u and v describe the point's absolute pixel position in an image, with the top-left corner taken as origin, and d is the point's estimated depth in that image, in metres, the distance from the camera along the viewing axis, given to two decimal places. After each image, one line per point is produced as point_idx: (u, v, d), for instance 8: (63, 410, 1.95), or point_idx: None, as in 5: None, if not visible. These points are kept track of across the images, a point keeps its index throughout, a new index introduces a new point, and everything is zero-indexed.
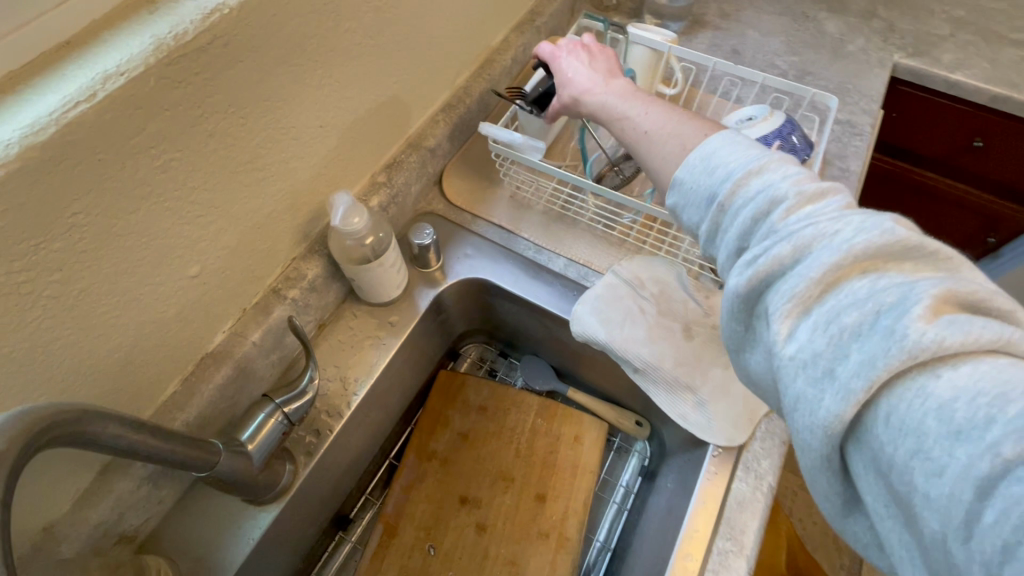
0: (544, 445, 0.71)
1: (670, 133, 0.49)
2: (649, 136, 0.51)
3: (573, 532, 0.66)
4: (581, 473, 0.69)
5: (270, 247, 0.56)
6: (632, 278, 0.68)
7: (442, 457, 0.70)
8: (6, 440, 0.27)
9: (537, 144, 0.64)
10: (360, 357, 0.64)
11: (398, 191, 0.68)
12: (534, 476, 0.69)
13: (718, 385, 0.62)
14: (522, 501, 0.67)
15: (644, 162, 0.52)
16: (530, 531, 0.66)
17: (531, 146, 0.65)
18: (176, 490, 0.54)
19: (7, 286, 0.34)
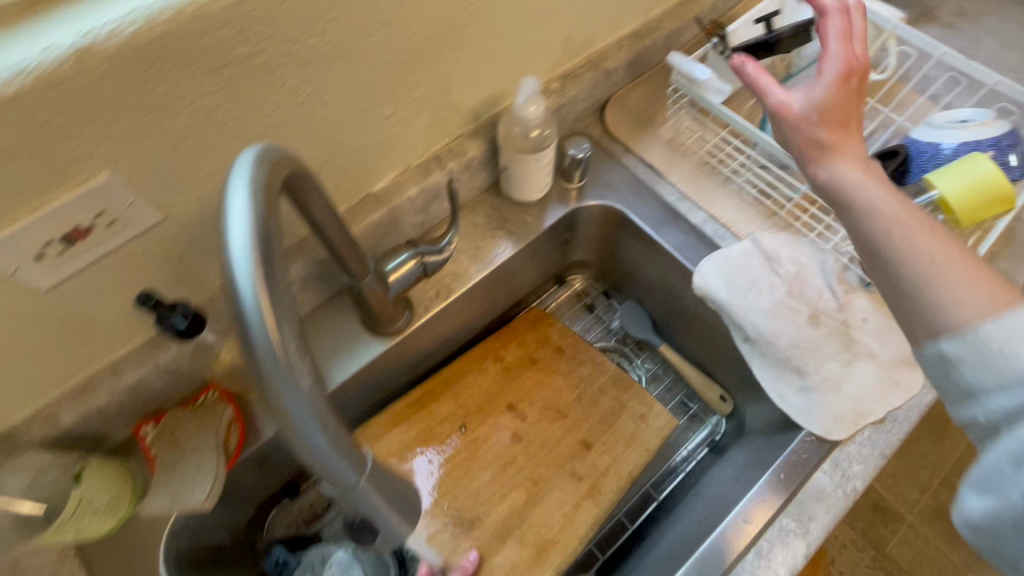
0: (607, 405, 0.71)
1: (951, 257, 0.40)
2: (923, 257, 0.40)
3: (605, 488, 0.66)
4: (634, 445, 0.68)
5: (447, 116, 0.60)
6: (771, 251, 0.65)
7: (508, 367, 0.72)
8: (279, 158, 0.32)
9: (722, 87, 0.61)
10: (488, 244, 0.68)
11: (566, 103, 0.69)
12: (588, 424, 0.69)
13: (830, 379, 0.59)
14: (567, 439, 0.68)
15: (902, 323, 0.41)
16: (563, 467, 0.67)
17: (715, 88, 0.62)
18: (315, 301, 0.62)
19: (268, 64, 0.41)
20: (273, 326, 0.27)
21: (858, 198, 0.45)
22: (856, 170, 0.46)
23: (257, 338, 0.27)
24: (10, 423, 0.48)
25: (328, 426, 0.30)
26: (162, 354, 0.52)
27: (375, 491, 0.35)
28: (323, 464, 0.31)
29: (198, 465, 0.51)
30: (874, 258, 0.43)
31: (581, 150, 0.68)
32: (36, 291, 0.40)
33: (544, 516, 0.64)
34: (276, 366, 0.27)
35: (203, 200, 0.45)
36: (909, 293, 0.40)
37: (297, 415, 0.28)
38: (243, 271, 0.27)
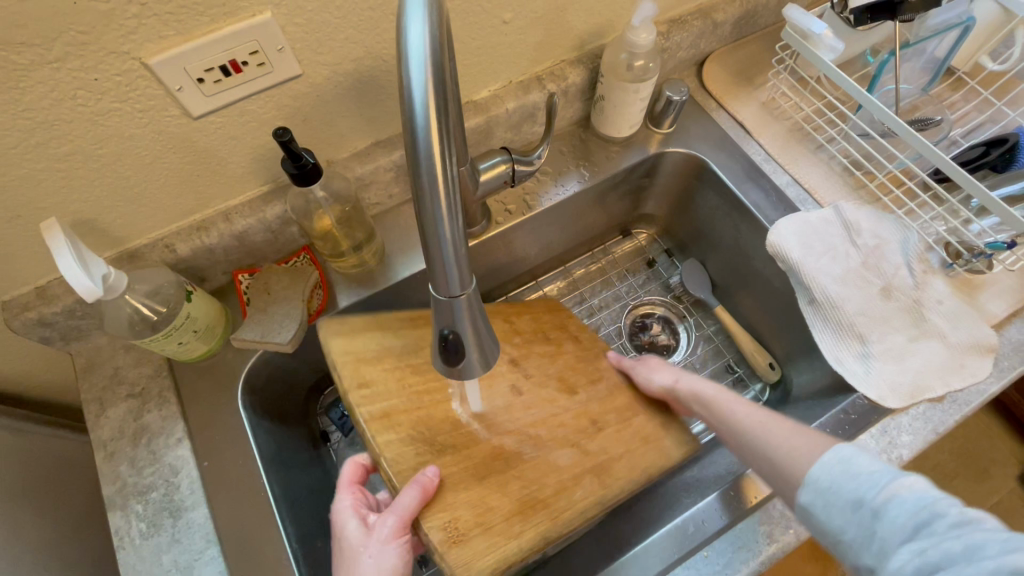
0: (623, 407, 0.60)
1: (770, 431, 0.48)
2: (754, 421, 0.50)
3: (620, 475, 0.53)
4: (649, 445, 0.57)
5: (555, 37, 0.62)
6: (852, 221, 0.64)
7: (519, 330, 0.61)
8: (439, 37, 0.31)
9: (837, 45, 0.61)
10: (565, 172, 0.72)
11: (670, 47, 0.70)
12: (599, 407, 0.58)
13: (893, 350, 0.59)
14: (573, 412, 0.57)
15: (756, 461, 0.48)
16: (563, 436, 0.54)
17: (829, 46, 0.62)
18: (402, 194, 0.66)
19: None
20: (434, 114, 0.27)
21: (725, 418, 0.52)
22: (710, 386, 0.55)
23: (416, 119, 0.27)
24: (138, 243, 0.54)
25: (455, 228, 0.29)
26: (270, 209, 0.57)
27: (469, 319, 0.34)
28: (437, 267, 0.31)
29: (285, 312, 0.56)
30: (744, 451, 0.49)
31: (678, 94, 0.68)
32: (188, 116, 0.46)
33: (537, 471, 0.51)
34: (430, 153, 0.27)
35: (336, 65, 0.50)
36: (773, 464, 0.46)
37: (432, 206, 0.28)
38: (418, 54, 0.27)
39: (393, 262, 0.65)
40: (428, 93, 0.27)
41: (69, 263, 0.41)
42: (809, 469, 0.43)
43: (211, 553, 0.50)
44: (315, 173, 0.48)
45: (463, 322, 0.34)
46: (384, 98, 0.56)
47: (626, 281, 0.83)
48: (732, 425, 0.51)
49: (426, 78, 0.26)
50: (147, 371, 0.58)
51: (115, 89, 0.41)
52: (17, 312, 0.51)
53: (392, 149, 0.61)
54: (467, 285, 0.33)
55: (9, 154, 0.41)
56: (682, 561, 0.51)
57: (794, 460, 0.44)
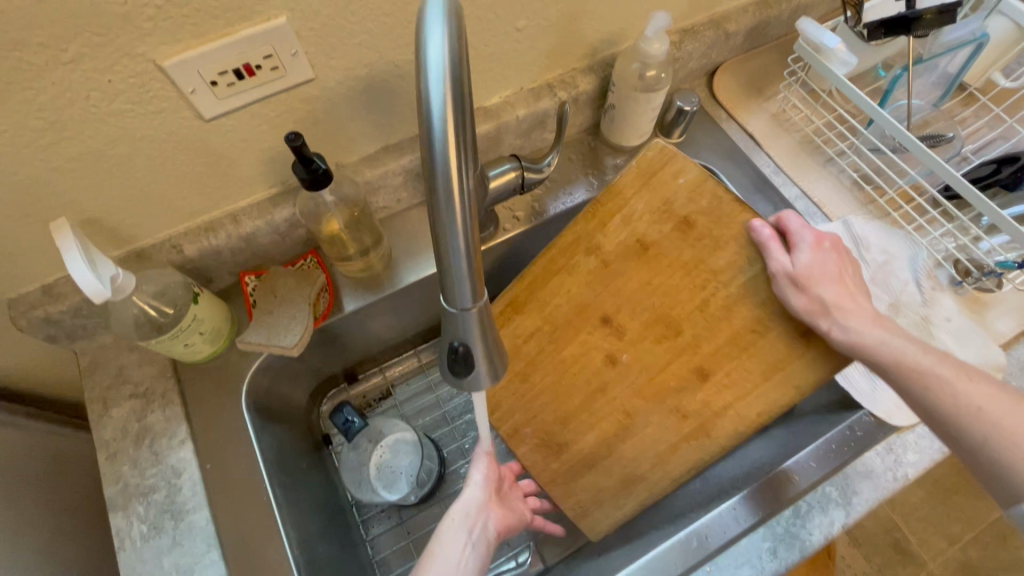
0: (740, 323, 0.55)
1: (976, 404, 0.45)
2: (958, 394, 0.46)
3: (718, 433, 0.57)
4: (777, 377, 0.55)
5: (567, 44, 0.62)
6: (860, 236, 0.64)
7: (608, 259, 0.57)
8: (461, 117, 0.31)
9: (850, 59, 0.61)
10: (574, 179, 0.72)
11: (682, 57, 0.70)
12: (710, 346, 0.56)
13: None
14: (686, 358, 0.57)
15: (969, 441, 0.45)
16: (666, 401, 0.57)
17: (842, 60, 0.62)
18: (411, 199, 0.66)
19: None
20: (453, 127, 0.27)
21: (915, 374, 0.48)
22: (869, 329, 0.51)
23: (433, 132, 0.27)
24: (145, 242, 0.54)
25: (470, 241, 0.29)
26: (278, 211, 0.57)
27: (480, 332, 0.34)
28: (450, 280, 0.31)
29: (291, 315, 0.56)
30: (943, 432, 0.47)
31: (689, 104, 0.68)
32: (200, 118, 0.45)
33: (641, 443, 0.58)
34: (447, 166, 0.27)
35: (348, 70, 0.49)
36: (991, 461, 0.44)
37: (448, 219, 0.28)
38: (436, 64, 0.27)
39: (398, 267, 0.65)
40: (447, 105, 0.26)
41: (79, 263, 0.41)
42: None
43: (212, 556, 0.50)
44: (326, 178, 0.48)
45: (474, 335, 0.34)
46: (395, 103, 0.56)
47: None
48: (927, 408, 0.47)
49: (445, 90, 0.26)
50: (151, 371, 0.58)
51: (128, 91, 0.41)
52: (23, 310, 0.51)
53: (401, 154, 0.61)
54: (479, 298, 0.33)
55: (20, 153, 0.41)
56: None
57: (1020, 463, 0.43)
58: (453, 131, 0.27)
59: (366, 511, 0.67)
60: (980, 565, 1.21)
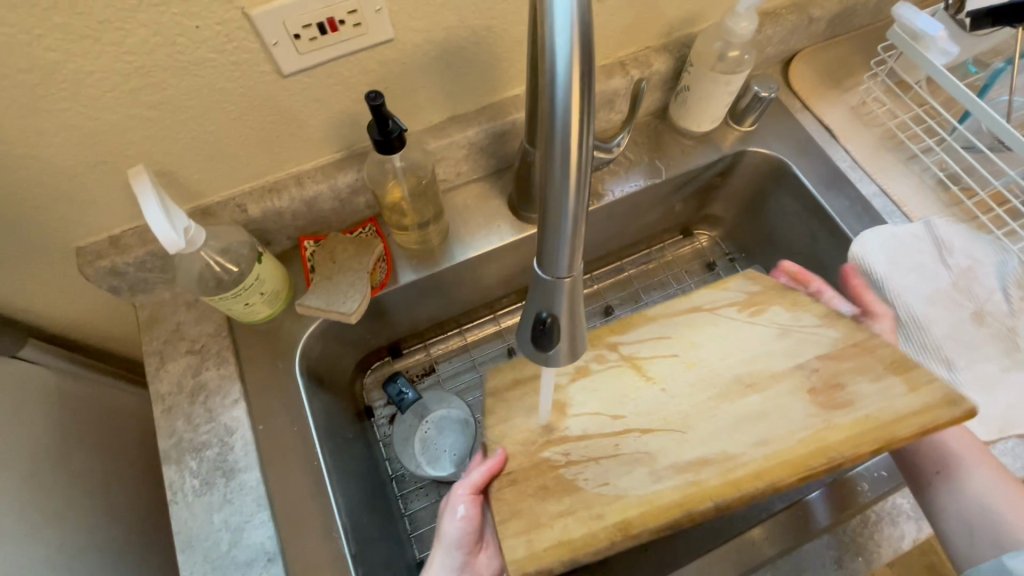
0: None
1: (984, 474, 0.46)
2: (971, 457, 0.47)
3: None
4: None
5: (646, 20, 0.60)
6: (945, 238, 0.60)
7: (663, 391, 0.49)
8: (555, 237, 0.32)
9: (951, 48, 0.57)
10: (637, 164, 0.69)
11: (761, 42, 0.66)
12: None
13: (982, 378, 0.55)
14: None
15: (951, 493, 0.46)
16: None
17: (941, 49, 0.58)
18: (470, 173, 0.65)
19: None
20: (578, 79, 0.25)
21: (938, 423, 0.49)
22: None
23: (557, 81, 0.25)
24: (211, 199, 0.54)
25: (580, 204, 0.28)
26: (342, 176, 0.56)
27: (570, 304, 0.32)
28: (551, 244, 0.29)
29: (350, 282, 0.56)
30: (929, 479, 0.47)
31: (767, 90, 0.65)
32: (279, 74, 0.45)
33: None
34: (568, 119, 0.26)
35: (428, 32, 0.48)
36: (970, 517, 0.45)
37: (562, 178, 0.27)
38: (564, 9, 0.25)
39: (453, 243, 0.63)
40: (575, 53, 0.25)
41: (155, 212, 0.41)
42: (1019, 547, 0.42)
43: (261, 517, 0.50)
44: (400, 143, 0.46)
45: (564, 306, 0.32)
46: (468, 71, 0.54)
47: (684, 282, 0.81)
48: (940, 455, 0.47)
49: (575, 35, 0.24)
50: (207, 330, 0.58)
51: (213, 39, 0.40)
52: (91, 259, 0.51)
53: (467, 125, 0.59)
54: (575, 268, 0.31)
55: (104, 97, 0.41)
56: None
57: (1001, 525, 0.43)
58: (577, 83, 0.26)
59: (405, 485, 0.65)
60: None
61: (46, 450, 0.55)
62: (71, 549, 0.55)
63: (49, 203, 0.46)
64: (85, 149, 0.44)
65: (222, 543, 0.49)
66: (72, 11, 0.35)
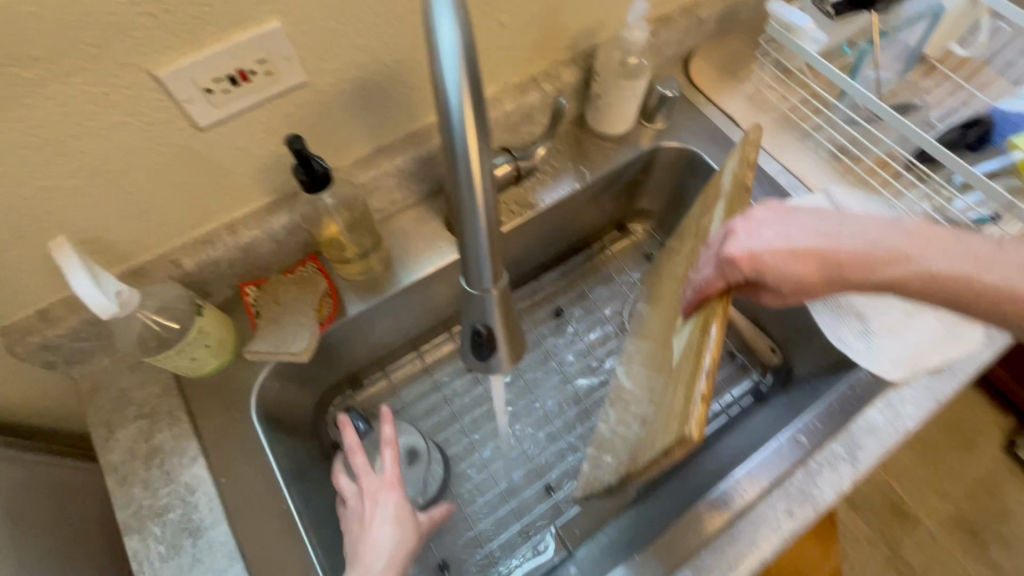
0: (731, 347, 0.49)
1: (967, 247, 0.47)
2: (916, 244, 0.48)
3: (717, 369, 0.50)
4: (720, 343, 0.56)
5: (550, 37, 0.64)
6: (843, 204, 0.67)
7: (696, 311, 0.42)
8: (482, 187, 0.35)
9: (819, 36, 0.64)
10: (565, 172, 0.73)
11: (658, 44, 0.72)
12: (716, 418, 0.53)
13: (892, 325, 0.61)
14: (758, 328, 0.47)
15: (946, 264, 0.47)
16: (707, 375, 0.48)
17: (811, 38, 0.65)
18: (404, 200, 0.66)
19: None
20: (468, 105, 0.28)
21: (946, 270, 0.47)
22: (855, 236, 0.49)
23: (451, 110, 0.28)
24: (143, 259, 0.53)
25: (490, 218, 0.31)
26: (275, 219, 0.56)
27: (502, 314, 0.35)
28: (472, 259, 0.32)
29: (297, 322, 0.56)
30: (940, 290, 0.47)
31: (670, 89, 0.70)
32: (196, 128, 0.45)
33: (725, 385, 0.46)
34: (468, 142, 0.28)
35: (341, 71, 0.50)
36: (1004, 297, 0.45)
37: (470, 198, 0.30)
38: (450, 44, 0.27)
39: (399, 269, 0.65)
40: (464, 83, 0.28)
41: (81, 277, 0.41)
42: None
43: (236, 570, 0.49)
44: (326, 180, 0.48)
45: (495, 316, 0.35)
46: (386, 104, 0.56)
47: (626, 275, 0.85)
48: (920, 270, 0.47)
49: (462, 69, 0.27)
50: (155, 391, 0.56)
51: (121, 101, 0.40)
52: (18, 338, 0.49)
53: (393, 154, 0.61)
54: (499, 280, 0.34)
55: (14, 172, 0.40)
56: (707, 544, 0.52)
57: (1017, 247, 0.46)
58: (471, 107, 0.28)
59: None
60: (972, 517, 1.33)
61: None
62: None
63: None
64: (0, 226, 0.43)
65: None
66: None
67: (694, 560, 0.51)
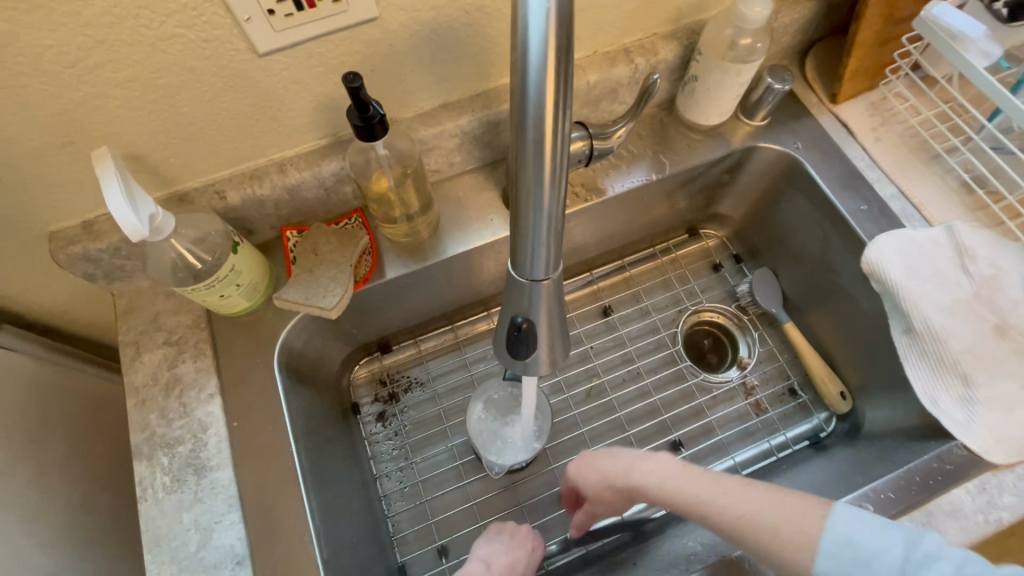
0: None
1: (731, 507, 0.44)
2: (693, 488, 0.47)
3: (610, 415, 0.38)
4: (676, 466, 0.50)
5: (652, 4, 0.56)
6: (966, 244, 0.56)
7: None
8: None
9: (992, 50, 0.52)
10: (641, 160, 0.65)
11: (777, 27, 0.62)
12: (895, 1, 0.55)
13: (1001, 397, 0.52)
14: None
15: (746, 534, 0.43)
16: None
17: (981, 50, 0.53)
18: (462, 164, 0.62)
19: None
20: (551, 73, 0.26)
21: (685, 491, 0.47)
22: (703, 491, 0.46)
23: (529, 78, 0.26)
24: (188, 186, 0.51)
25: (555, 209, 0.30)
26: (326, 164, 0.53)
27: (545, 313, 0.35)
28: (526, 246, 0.32)
29: (333, 275, 0.53)
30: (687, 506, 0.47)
31: (781, 82, 0.60)
32: (255, 52, 0.42)
33: None
34: (541, 122, 0.27)
35: (415, 12, 0.45)
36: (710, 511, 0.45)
37: (536, 180, 0.29)
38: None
39: (445, 239, 0.60)
40: (548, 42, 0.25)
41: (115, 191, 0.39)
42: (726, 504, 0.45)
43: (233, 517, 0.48)
44: (380, 129, 0.43)
45: (538, 311, 0.35)
46: (460, 54, 0.50)
47: (687, 284, 0.76)
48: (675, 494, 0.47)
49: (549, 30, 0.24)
50: (185, 321, 0.56)
51: (180, 13, 0.37)
52: (63, 245, 0.49)
53: (459, 116, 0.55)
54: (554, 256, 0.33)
55: (66, 73, 0.38)
56: None
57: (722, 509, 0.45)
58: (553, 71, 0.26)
59: (389, 487, 0.64)
60: None
61: (19, 437, 0.53)
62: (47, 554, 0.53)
63: (12, 186, 0.44)
64: (46, 126, 0.41)
65: (191, 543, 0.47)
66: None
67: None
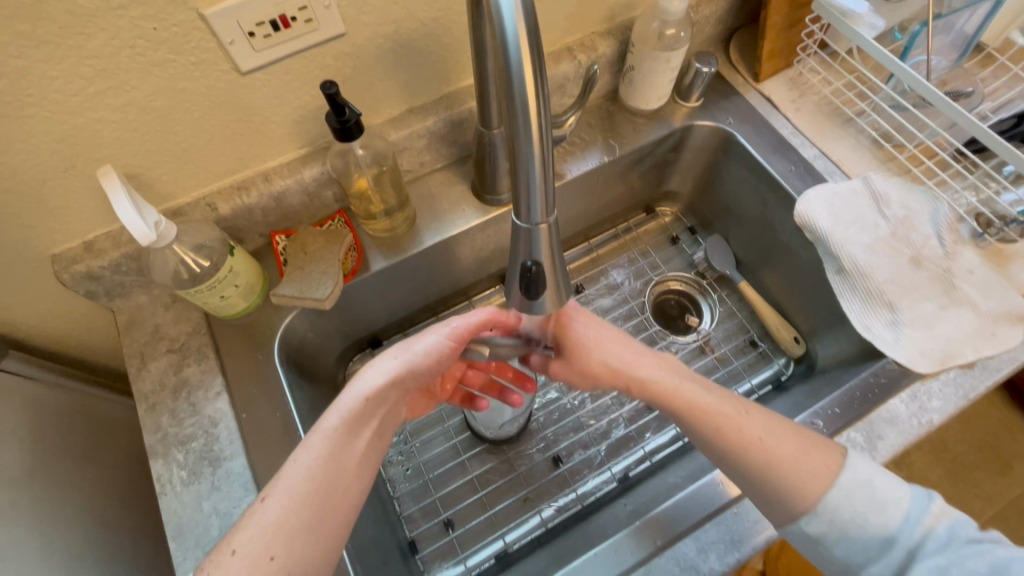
0: None
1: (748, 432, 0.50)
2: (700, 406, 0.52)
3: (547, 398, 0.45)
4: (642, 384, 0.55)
5: (587, 7, 0.63)
6: (880, 192, 0.64)
7: None
8: None
9: (876, 22, 0.61)
10: (594, 146, 0.72)
11: (699, 20, 0.70)
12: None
13: (923, 318, 0.59)
14: None
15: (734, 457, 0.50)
16: None
17: (868, 23, 0.61)
18: (431, 163, 0.67)
19: None
20: (526, 51, 0.30)
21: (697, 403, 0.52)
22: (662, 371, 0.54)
23: (509, 52, 0.30)
24: (181, 201, 0.55)
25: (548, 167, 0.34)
26: (307, 170, 0.58)
27: (548, 251, 0.38)
28: (522, 199, 0.35)
29: (323, 270, 0.58)
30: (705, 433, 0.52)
31: (707, 65, 0.68)
32: (238, 72, 0.47)
33: None
34: (523, 79, 0.31)
35: (378, 26, 0.50)
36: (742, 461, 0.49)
37: (526, 145, 0.33)
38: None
39: (422, 231, 0.66)
40: (518, 25, 0.30)
41: (124, 204, 0.44)
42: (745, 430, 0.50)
43: (249, 499, 0.52)
44: (356, 130, 0.48)
45: (541, 251, 0.38)
46: (421, 62, 0.57)
47: (650, 256, 0.83)
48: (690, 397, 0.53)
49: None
50: (186, 328, 0.59)
51: (171, 40, 0.42)
52: (67, 265, 0.53)
53: (425, 117, 0.61)
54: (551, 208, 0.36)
55: (70, 101, 0.43)
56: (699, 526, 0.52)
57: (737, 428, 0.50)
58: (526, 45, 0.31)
59: (392, 470, 0.68)
60: None
61: (32, 453, 0.56)
62: (69, 562, 0.56)
63: (19, 211, 0.48)
64: (51, 153, 0.45)
65: (212, 528, 0.51)
66: (35, 17, 0.38)
67: (696, 531, 0.51)
